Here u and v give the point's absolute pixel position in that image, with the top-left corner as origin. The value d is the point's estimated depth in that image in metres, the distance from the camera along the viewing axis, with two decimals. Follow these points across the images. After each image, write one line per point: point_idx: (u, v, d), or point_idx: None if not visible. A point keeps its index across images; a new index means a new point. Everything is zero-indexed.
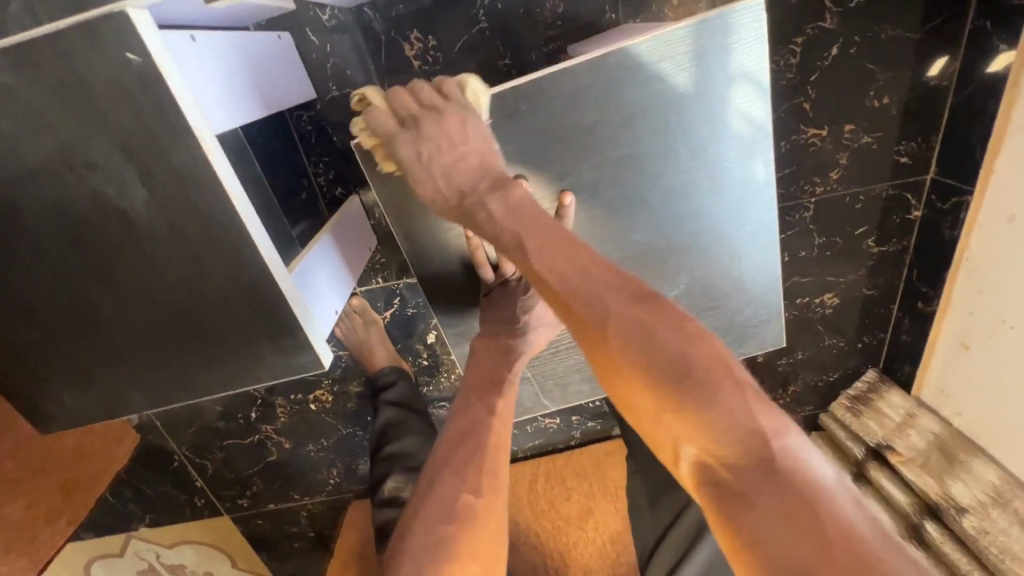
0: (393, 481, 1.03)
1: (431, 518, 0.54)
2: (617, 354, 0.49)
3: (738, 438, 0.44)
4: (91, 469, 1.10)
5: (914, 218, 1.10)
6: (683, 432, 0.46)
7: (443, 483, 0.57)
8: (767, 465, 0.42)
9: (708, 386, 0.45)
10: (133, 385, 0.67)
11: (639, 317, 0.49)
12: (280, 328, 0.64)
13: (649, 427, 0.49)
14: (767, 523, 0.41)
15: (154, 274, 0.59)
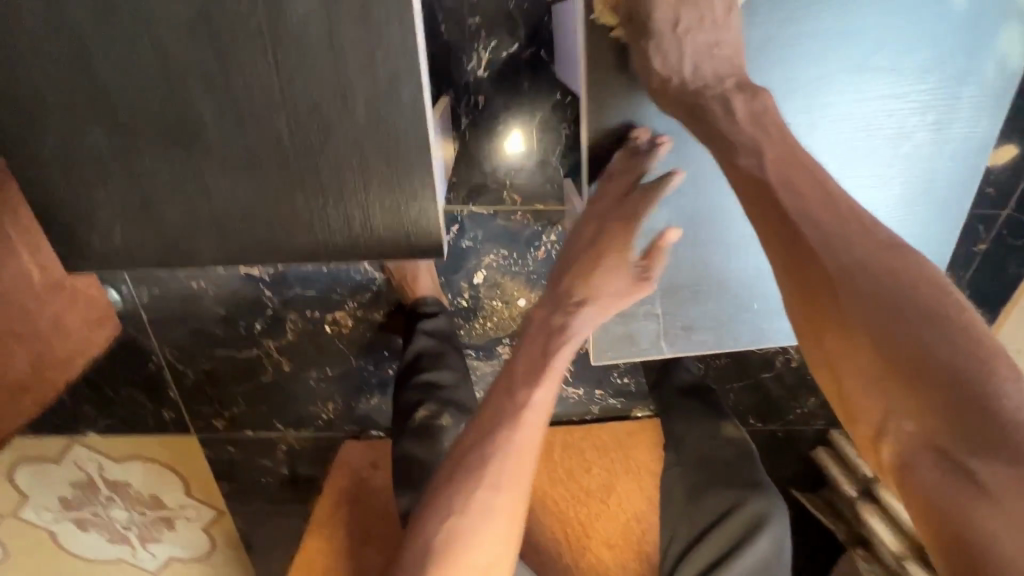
0: (425, 409, 0.93)
1: (496, 454, 0.65)
2: (848, 315, 0.54)
3: (966, 415, 0.47)
4: (67, 346, 0.94)
5: (979, 251, 1.10)
6: (899, 410, 0.51)
7: (505, 422, 0.66)
8: (1004, 449, 0.45)
9: (957, 353, 0.49)
10: (207, 225, 0.59)
11: (871, 284, 0.54)
12: (403, 194, 0.57)
13: (853, 395, 0.54)
14: (1002, 514, 0.44)
15: (287, 91, 0.53)
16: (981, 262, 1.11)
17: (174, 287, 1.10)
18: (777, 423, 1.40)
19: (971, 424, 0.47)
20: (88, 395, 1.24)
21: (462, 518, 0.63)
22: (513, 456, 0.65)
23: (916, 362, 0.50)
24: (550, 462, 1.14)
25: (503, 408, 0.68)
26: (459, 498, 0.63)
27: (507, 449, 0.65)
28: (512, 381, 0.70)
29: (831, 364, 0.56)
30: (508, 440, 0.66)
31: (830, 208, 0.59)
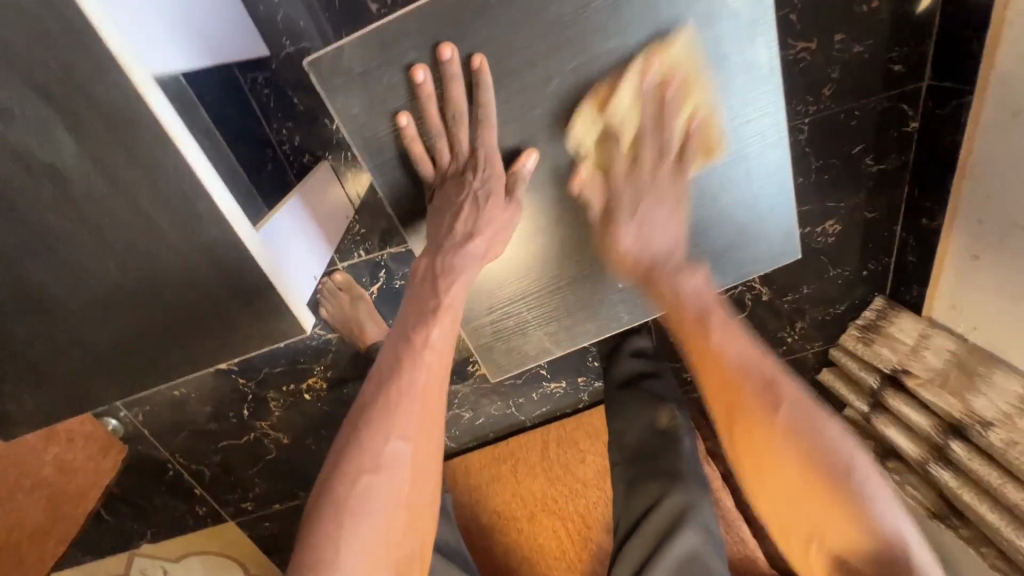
0: None
1: (418, 368, 0.58)
2: (777, 441, 0.58)
3: (823, 457, 0.56)
4: (76, 485, 1.03)
5: (911, 131, 1.07)
6: (784, 477, 0.57)
7: (429, 314, 0.61)
8: (845, 475, 0.55)
9: (846, 512, 0.54)
10: (96, 374, 0.61)
11: (773, 437, 0.58)
12: (250, 292, 0.57)
13: (758, 475, 0.59)
14: (854, 531, 0.54)
15: (98, 241, 0.53)
16: (917, 141, 1.07)
17: (160, 399, 1.19)
18: (775, 357, 1.34)
19: (848, 496, 0.54)
20: (128, 512, 1.35)
21: (366, 445, 0.53)
22: (430, 362, 0.59)
23: (761, 425, 0.59)
24: (547, 462, 1.17)
25: (413, 322, 0.61)
26: (367, 425, 0.54)
27: (419, 360, 0.58)
28: (406, 324, 0.61)
29: (742, 433, 0.60)
30: (433, 335, 0.60)
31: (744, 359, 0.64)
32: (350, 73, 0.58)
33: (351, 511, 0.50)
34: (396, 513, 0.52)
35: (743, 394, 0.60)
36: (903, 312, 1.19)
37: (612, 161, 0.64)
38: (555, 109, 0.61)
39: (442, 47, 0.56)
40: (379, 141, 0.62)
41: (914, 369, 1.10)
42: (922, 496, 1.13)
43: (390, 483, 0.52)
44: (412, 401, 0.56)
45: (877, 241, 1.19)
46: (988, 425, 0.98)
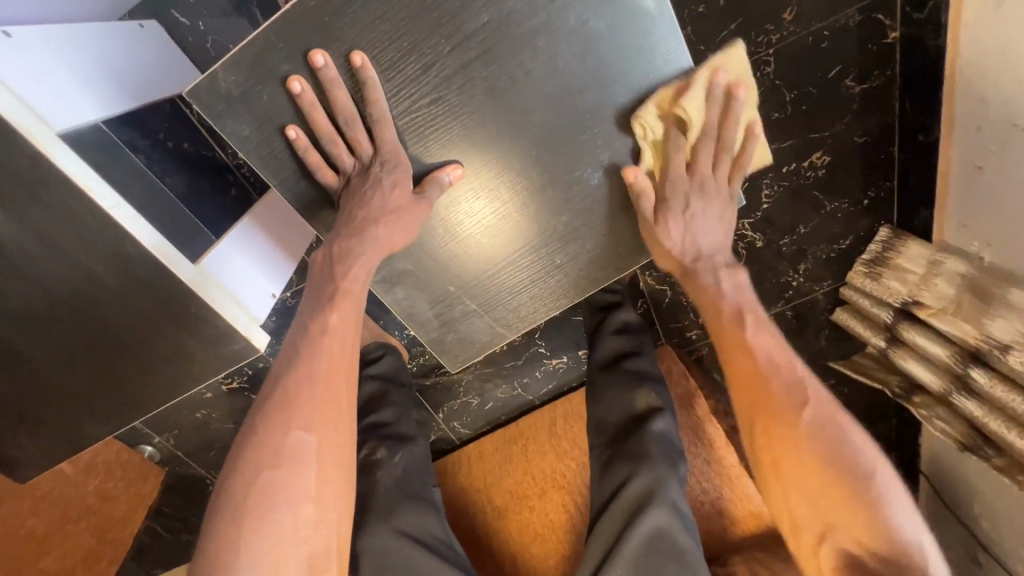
0: (366, 447, 0.94)
1: (316, 359, 0.59)
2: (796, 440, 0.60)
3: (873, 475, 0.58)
4: (119, 510, 1.12)
5: (893, 41, 0.99)
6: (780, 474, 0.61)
7: (326, 305, 0.61)
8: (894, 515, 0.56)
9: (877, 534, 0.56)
10: (79, 414, 0.66)
11: (782, 439, 0.61)
12: (192, 319, 0.60)
13: (776, 463, 0.62)
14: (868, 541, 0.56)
15: (41, 296, 0.56)
16: (903, 50, 0.99)
17: (186, 422, 1.27)
18: (782, 302, 1.26)
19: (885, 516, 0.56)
20: None
21: (265, 440, 0.55)
22: (329, 352, 0.59)
23: (774, 415, 0.62)
24: (554, 438, 1.17)
25: (310, 314, 0.62)
26: (265, 420, 0.56)
27: (316, 350, 0.59)
28: (306, 313, 0.62)
29: (760, 437, 0.63)
30: (332, 322, 0.60)
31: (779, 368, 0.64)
32: (229, 97, 0.61)
33: (253, 506, 0.52)
34: (301, 505, 0.54)
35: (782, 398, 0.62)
36: (911, 239, 1.10)
37: (503, 133, 0.64)
38: (444, 95, 0.61)
39: (313, 54, 0.57)
40: (278, 157, 0.64)
41: (926, 300, 1.04)
42: (951, 428, 1.06)
43: (291, 476, 0.54)
44: (310, 392, 0.57)
45: (876, 166, 1.10)
46: (1007, 349, 0.91)
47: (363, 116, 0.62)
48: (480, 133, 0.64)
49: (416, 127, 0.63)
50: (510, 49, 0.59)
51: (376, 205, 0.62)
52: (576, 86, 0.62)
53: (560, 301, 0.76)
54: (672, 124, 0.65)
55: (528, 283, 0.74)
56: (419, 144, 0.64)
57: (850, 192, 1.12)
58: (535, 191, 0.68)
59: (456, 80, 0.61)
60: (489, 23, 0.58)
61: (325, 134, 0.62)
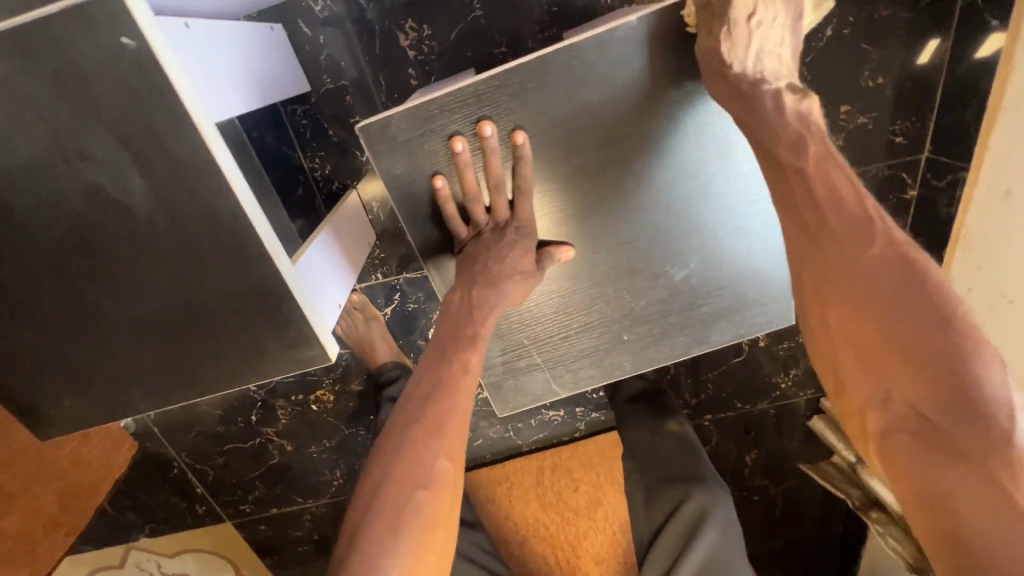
0: None
1: (462, 392, 0.63)
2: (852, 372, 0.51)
3: (910, 348, 0.47)
4: (88, 479, 1.08)
5: (910, 197, 1.11)
6: (880, 369, 0.49)
7: (462, 343, 0.68)
8: (933, 435, 0.45)
9: (932, 492, 0.44)
10: (133, 385, 0.66)
11: (850, 248, 0.52)
12: (285, 322, 0.63)
13: (839, 352, 0.53)
14: (891, 382, 0.48)
15: (152, 271, 0.58)
16: (916, 207, 1.11)
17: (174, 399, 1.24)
18: (766, 401, 1.37)
19: (967, 418, 0.43)
20: (130, 506, 1.39)
21: (423, 458, 0.57)
22: (470, 386, 0.64)
23: (894, 303, 0.49)
24: (541, 489, 1.22)
25: (453, 347, 0.68)
26: (417, 438, 0.58)
27: (459, 380, 0.64)
28: (444, 345, 0.68)
29: (818, 297, 0.54)
30: (472, 359, 0.67)
31: (810, 209, 0.55)
32: (394, 140, 0.69)
33: (401, 524, 0.53)
34: (438, 532, 0.55)
35: (922, 283, 0.49)
36: None
37: (610, 222, 0.75)
38: (570, 180, 0.73)
39: (484, 125, 0.67)
40: (417, 200, 0.73)
41: None
42: (901, 548, 1.18)
43: (433, 501, 0.55)
44: (456, 422, 0.61)
45: None
46: None
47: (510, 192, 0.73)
48: (589, 217, 0.75)
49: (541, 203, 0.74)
50: (634, 159, 0.72)
51: (509, 263, 0.72)
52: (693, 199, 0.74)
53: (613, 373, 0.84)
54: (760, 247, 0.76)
55: (593, 352, 0.82)
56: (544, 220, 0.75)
57: None
58: (622, 275, 0.78)
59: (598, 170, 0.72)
60: (621, 134, 0.70)
61: (470, 193, 0.71)
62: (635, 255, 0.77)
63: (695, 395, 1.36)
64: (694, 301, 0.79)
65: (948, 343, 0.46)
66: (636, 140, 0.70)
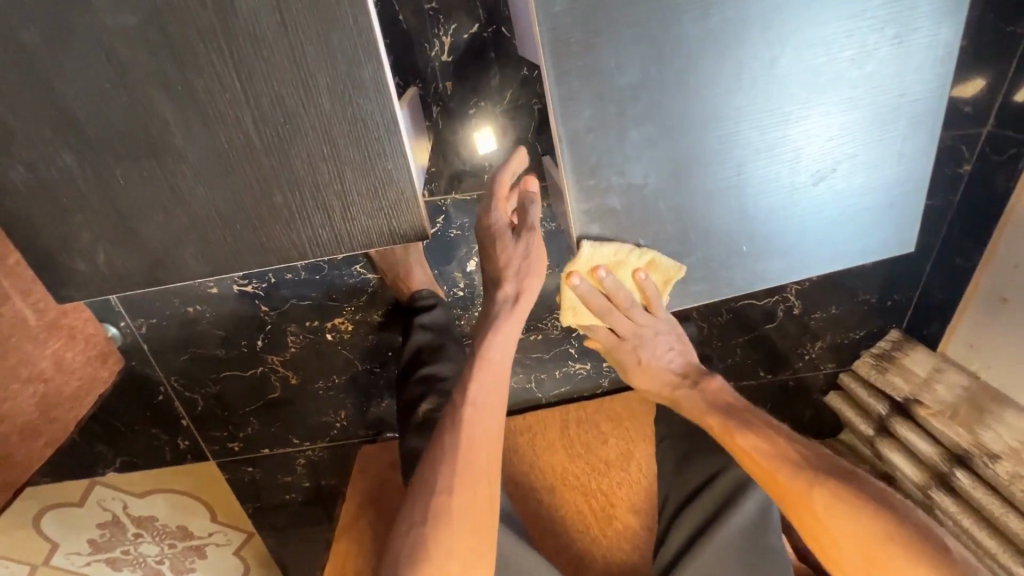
0: (427, 403, 0.94)
1: (482, 376, 0.81)
2: (822, 519, 0.75)
3: (850, 534, 0.72)
4: (71, 388, 0.94)
5: (964, 172, 1.13)
6: (847, 519, 0.73)
7: (494, 320, 0.85)
8: (889, 541, 0.69)
9: (897, 563, 0.68)
10: (188, 241, 0.55)
11: (798, 479, 0.78)
12: (383, 180, 0.53)
13: (820, 523, 0.75)
14: (848, 525, 0.73)
15: (241, 89, 0.48)
16: (968, 182, 1.13)
17: (170, 313, 1.10)
18: (789, 370, 1.38)
19: (900, 533, 0.70)
20: (100, 434, 1.24)
21: (458, 474, 0.72)
22: (494, 368, 0.82)
23: (843, 516, 0.73)
24: (567, 441, 1.15)
25: (469, 368, 0.82)
26: (450, 459, 0.73)
27: (476, 401, 0.78)
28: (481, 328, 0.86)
29: (818, 543, 0.76)
30: (497, 339, 0.84)
31: (796, 461, 0.80)
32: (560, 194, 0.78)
33: (436, 491, 0.71)
34: (463, 497, 0.71)
35: (850, 473, 0.79)
36: (918, 346, 1.27)
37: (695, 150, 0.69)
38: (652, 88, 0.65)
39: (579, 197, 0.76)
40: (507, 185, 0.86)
41: (926, 400, 1.17)
42: None
43: (460, 475, 0.72)
44: (474, 410, 0.78)
45: (908, 274, 1.25)
46: (995, 458, 1.05)
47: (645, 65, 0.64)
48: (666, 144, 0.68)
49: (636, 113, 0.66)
50: (711, 79, 0.66)
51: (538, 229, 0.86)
52: (845, 101, 0.69)
53: (720, 291, 0.77)
54: (900, 159, 0.74)
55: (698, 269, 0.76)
56: (683, 101, 0.66)
57: (879, 291, 1.27)
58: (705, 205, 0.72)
59: (741, 60, 0.65)
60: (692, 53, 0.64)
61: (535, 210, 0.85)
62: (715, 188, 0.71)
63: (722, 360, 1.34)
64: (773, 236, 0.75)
65: (867, 495, 0.74)
66: (708, 64, 0.65)
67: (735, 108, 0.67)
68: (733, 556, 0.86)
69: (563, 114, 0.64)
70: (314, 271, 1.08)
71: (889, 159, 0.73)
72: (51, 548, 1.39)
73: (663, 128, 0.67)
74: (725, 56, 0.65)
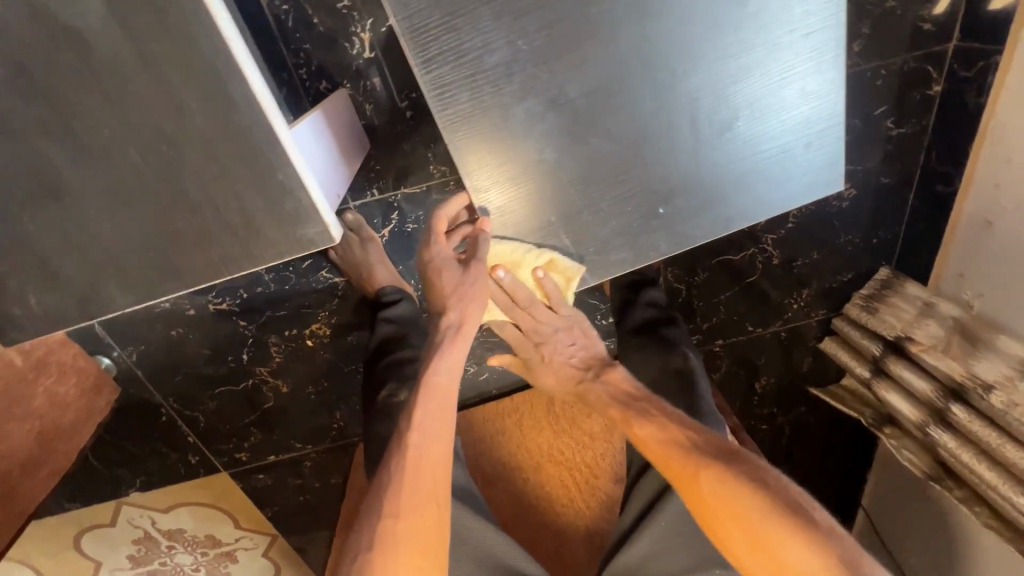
0: (387, 389, 0.98)
1: (426, 401, 0.81)
2: (706, 488, 0.76)
3: (748, 505, 0.71)
4: (69, 421, 0.99)
5: (934, 94, 1.06)
6: (719, 494, 0.74)
7: (439, 345, 0.86)
8: (780, 516, 0.69)
9: (770, 545, 0.68)
10: (110, 275, 0.57)
11: (717, 474, 0.76)
12: (278, 191, 0.54)
13: (701, 490, 0.76)
14: (726, 493, 0.74)
15: (118, 124, 0.50)
16: (939, 103, 1.06)
17: (156, 339, 1.15)
18: (780, 322, 1.34)
19: (796, 520, 0.68)
20: (116, 458, 1.31)
21: (402, 497, 0.74)
22: (439, 390, 0.83)
23: (744, 510, 0.71)
24: (552, 418, 1.16)
25: (415, 393, 0.82)
26: (396, 485, 0.74)
27: (422, 425, 0.79)
28: (429, 351, 0.86)
29: (700, 507, 0.76)
30: (440, 364, 0.84)
31: (677, 444, 0.83)
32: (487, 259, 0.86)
33: (378, 517, 0.72)
34: (405, 519, 0.72)
35: (748, 466, 0.77)
36: (908, 282, 1.22)
37: (586, 121, 0.67)
38: (525, 65, 0.63)
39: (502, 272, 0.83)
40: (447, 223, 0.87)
41: (918, 336, 1.13)
42: (916, 459, 1.18)
43: (403, 498, 0.73)
44: (417, 435, 0.79)
45: (890, 208, 1.20)
46: (989, 388, 1.01)
47: (516, 40, 0.62)
48: (555, 120, 0.67)
49: (515, 92, 0.65)
50: (588, 47, 0.63)
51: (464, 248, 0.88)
52: (739, 47, 0.66)
53: (655, 253, 0.76)
54: (810, 97, 0.70)
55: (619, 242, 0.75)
56: (564, 70, 0.64)
57: (863, 230, 1.22)
58: (610, 174, 0.71)
59: (615, 21, 0.62)
60: (560, 22, 0.62)
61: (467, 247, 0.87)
62: (617, 155, 0.69)
63: (707, 320, 1.32)
64: (687, 195, 0.73)
65: (745, 492, 0.73)
66: (580, 30, 0.62)
67: (620, 73, 0.65)
68: (683, 523, 0.86)
69: (436, 103, 0.64)
70: (283, 282, 1.11)
71: (804, 97, 0.70)
72: (95, 566, 1.49)
73: (550, 101, 0.65)
74: (596, 18, 0.62)
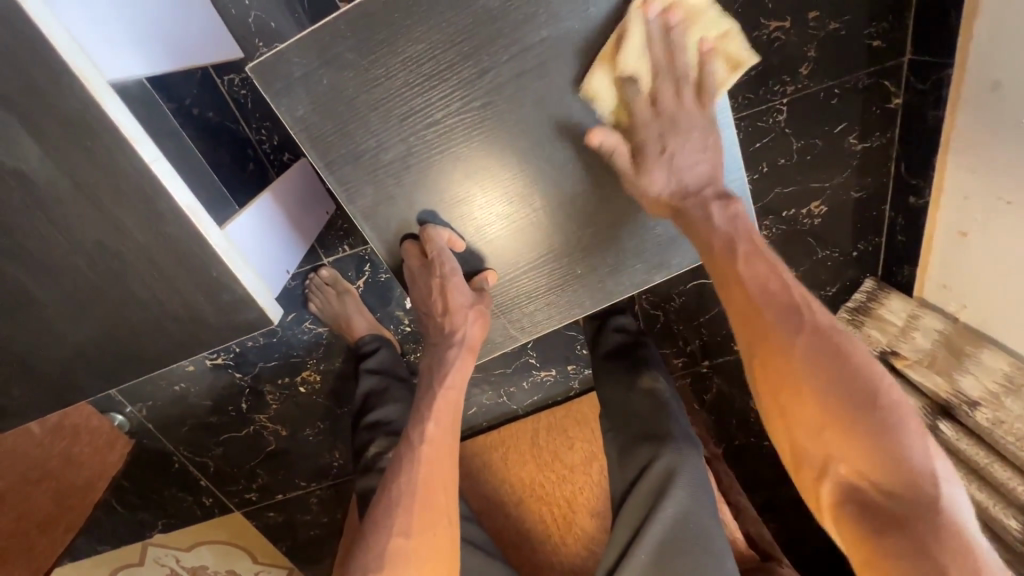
0: (376, 446, 1.00)
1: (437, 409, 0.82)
2: (794, 368, 0.59)
3: (854, 389, 0.57)
4: (83, 477, 1.09)
5: (895, 107, 1.06)
6: (808, 371, 0.58)
7: (450, 356, 0.84)
8: (874, 424, 0.55)
9: (891, 437, 0.55)
10: (78, 367, 0.64)
11: (804, 342, 0.59)
12: (216, 286, 0.60)
13: (777, 354, 0.60)
14: (816, 372, 0.58)
15: (68, 243, 0.56)
16: (902, 116, 1.06)
17: (163, 394, 1.24)
18: None
19: (886, 434, 0.55)
20: (139, 503, 1.41)
21: (414, 514, 0.74)
22: (450, 400, 0.83)
23: (842, 393, 0.57)
24: (536, 450, 1.18)
25: (424, 404, 0.82)
26: (408, 498, 0.75)
27: (431, 437, 0.79)
28: (438, 354, 0.85)
29: (764, 369, 0.61)
30: (452, 377, 0.84)
31: (772, 281, 0.63)
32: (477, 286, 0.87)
33: (385, 532, 0.72)
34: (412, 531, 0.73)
35: (868, 375, 0.57)
36: (893, 293, 1.17)
37: (481, 200, 0.78)
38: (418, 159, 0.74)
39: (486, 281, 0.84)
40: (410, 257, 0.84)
41: (903, 351, 1.09)
42: None
43: (413, 511, 0.74)
44: (431, 441, 0.79)
45: (867, 221, 1.18)
46: (974, 405, 0.98)
47: (406, 137, 0.72)
48: (453, 200, 0.78)
49: (414, 182, 0.75)
50: (472, 140, 0.73)
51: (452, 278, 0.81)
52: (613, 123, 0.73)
53: None
54: None
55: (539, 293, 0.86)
56: (454, 158, 0.74)
57: (842, 244, 1.20)
58: (514, 240, 0.82)
59: (491, 118, 0.72)
60: (443, 122, 0.72)
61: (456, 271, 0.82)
62: (516, 225, 0.80)
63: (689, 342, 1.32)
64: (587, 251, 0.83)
65: (880, 392, 0.57)
66: (459, 127, 0.72)
67: (502, 158, 0.75)
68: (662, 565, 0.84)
69: (348, 198, 0.76)
70: (271, 335, 1.19)
71: None
72: None
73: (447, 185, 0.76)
74: (474, 117, 0.71)
